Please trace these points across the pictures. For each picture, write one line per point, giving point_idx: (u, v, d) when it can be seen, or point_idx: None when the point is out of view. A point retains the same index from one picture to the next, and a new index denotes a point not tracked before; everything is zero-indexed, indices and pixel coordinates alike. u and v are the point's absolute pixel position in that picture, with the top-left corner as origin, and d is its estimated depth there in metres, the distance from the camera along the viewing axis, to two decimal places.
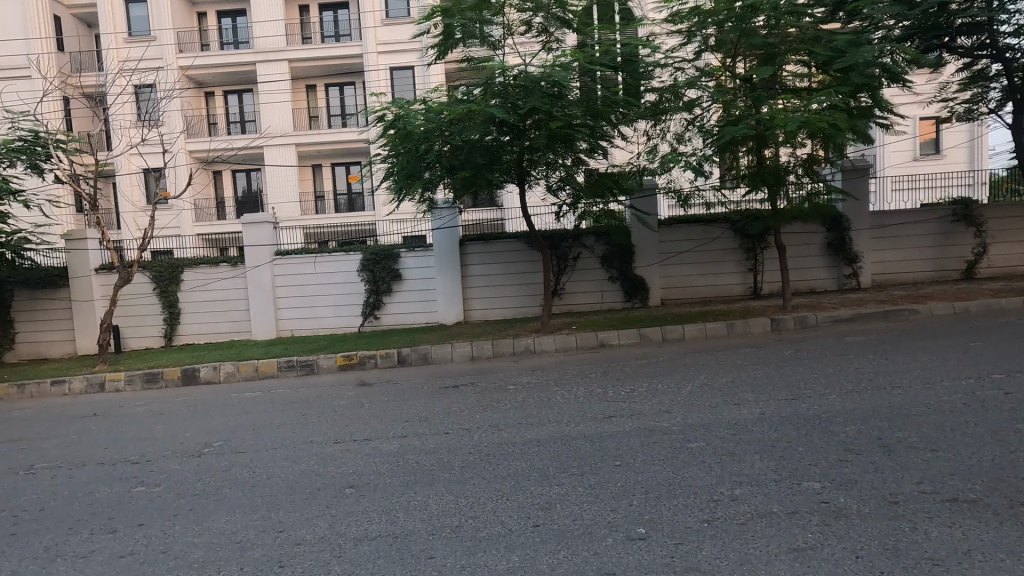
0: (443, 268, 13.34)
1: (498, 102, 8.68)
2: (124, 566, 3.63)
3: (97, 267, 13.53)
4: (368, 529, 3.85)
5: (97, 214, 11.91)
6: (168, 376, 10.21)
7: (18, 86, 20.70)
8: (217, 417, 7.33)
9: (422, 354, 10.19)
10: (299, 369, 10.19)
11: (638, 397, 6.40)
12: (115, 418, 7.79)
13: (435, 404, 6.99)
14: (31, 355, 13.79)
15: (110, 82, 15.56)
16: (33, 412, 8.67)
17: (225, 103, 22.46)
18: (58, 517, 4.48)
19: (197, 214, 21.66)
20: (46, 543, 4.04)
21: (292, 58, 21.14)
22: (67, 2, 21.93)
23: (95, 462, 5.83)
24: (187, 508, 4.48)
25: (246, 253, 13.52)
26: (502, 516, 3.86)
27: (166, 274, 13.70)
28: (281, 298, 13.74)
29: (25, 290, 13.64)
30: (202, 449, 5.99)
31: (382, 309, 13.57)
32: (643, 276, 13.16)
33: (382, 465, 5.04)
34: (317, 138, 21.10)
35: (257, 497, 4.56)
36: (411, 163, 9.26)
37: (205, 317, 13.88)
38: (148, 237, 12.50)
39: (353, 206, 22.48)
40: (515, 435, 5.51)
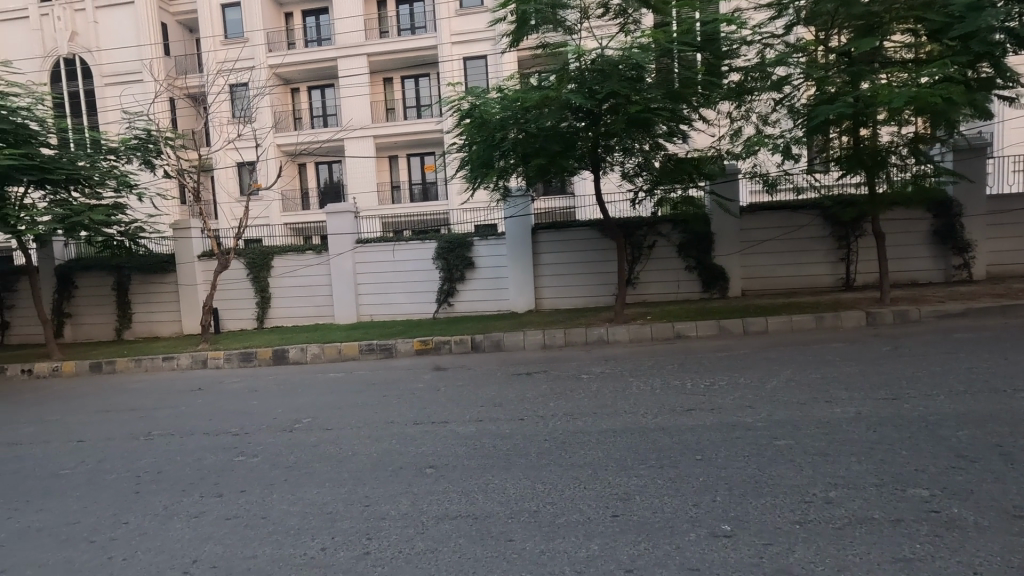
0: (515, 257, 13.42)
1: (574, 88, 8.57)
2: (229, 528, 3.94)
3: (200, 254, 14.71)
4: (449, 508, 3.97)
5: (200, 205, 12.92)
6: (261, 356, 10.97)
7: (132, 89, 22.79)
8: (305, 395, 7.80)
9: (495, 342, 10.34)
10: (379, 352, 10.65)
11: (718, 390, 6.17)
12: (216, 393, 8.48)
13: (508, 391, 7.06)
14: (144, 333, 15.25)
15: (210, 82, 16.81)
16: (147, 384, 9.62)
17: (309, 98, 23.60)
18: (171, 480, 4.95)
19: (284, 204, 22.99)
20: (164, 502, 4.48)
21: (370, 53, 21.90)
22: (172, 10, 23.80)
23: (202, 432, 6.39)
24: (282, 478, 4.80)
25: (330, 240, 14.19)
26: (580, 504, 3.85)
27: (258, 261, 14.66)
28: (361, 284, 14.35)
29: (140, 274, 15.10)
30: (293, 425, 6.39)
31: (455, 296, 13.86)
32: (723, 266, 12.61)
33: (459, 448, 5.15)
34: (394, 130, 21.75)
35: (343, 472, 4.81)
36: (486, 152, 9.34)
37: (293, 302, 14.75)
38: (243, 226, 13.40)
39: (426, 196, 23.07)
40: (589, 424, 5.47)
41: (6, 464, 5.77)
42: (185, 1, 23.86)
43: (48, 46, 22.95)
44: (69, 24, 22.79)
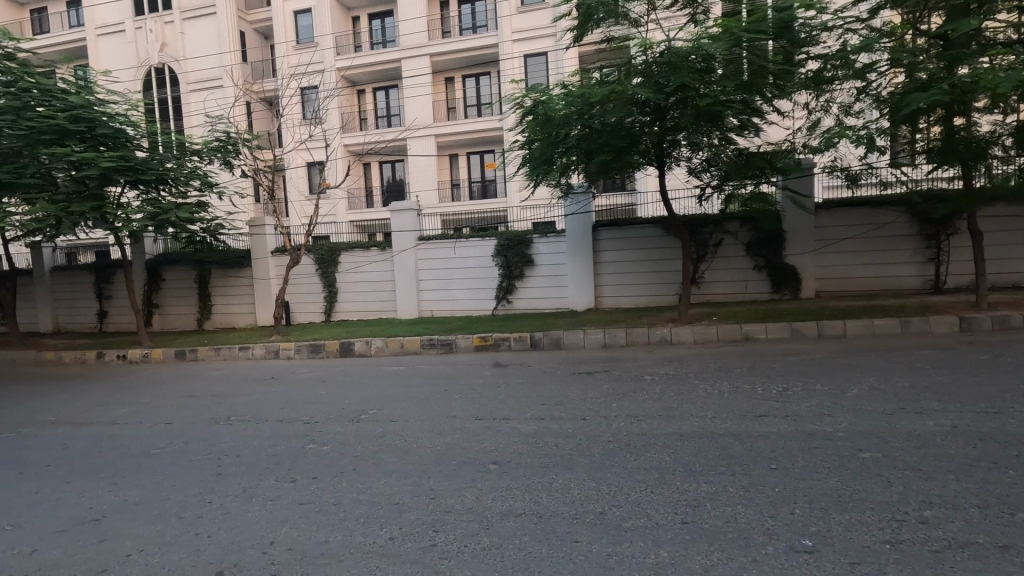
0: (575, 255, 13.31)
1: (641, 81, 8.36)
2: (303, 513, 4.11)
3: (273, 249, 15.48)
4: (513, 505, 3.97)
5: (274, 203, 13.59)
6: (329, 348, 11.42)
7: (213, 95, 24.26)
8: (370, 387, 8.03)
9: (555, 340, 10.28)
10: (440, 347, 10.82)
11: (792, 396, 5.86)
12: (289, 382, 8.92)
13: (569, 390, 7.01)
14: (223, 324, 16.22)
15: (284, 86, 17.62)
16: (227, 372, 10.25)
17: (374, 99, 24.33)
18: (249, 463, 5.23)
19: (350, 202, 23.84)
20: (243, 484, 4.73)
21: (433, 53, 22.28)
22: (250, 18, 25.14)
23: (275, 419, 6.71)
24: (350, 467, 4.96)
25: (394, 237, 14.57)
26: (648, 508, 3.75)
27: (326, 256, 15.25)
28: (422, 281, 14.65)
29: (219, 268, 16.05)
30: (359, 415, 6.60)
31: (514, 293, 13.91)
32: (795, 265, 11.99)
33: (521, 446, 5.13)
34: (455, 128, 22.06)
35: (409, 464, 4.91)
36: (548, 149, 9.27)
37: (358, 296, 15.26)
38: (313, 223, 13.98)
39: (486, 194, 23.29)
40: (654, 427, 5.32)
41: (106, 441, 6.28)
42: (261, 9, 25.13)
43: (141, 57, 24.80)
44: (159, 35, 24.52)
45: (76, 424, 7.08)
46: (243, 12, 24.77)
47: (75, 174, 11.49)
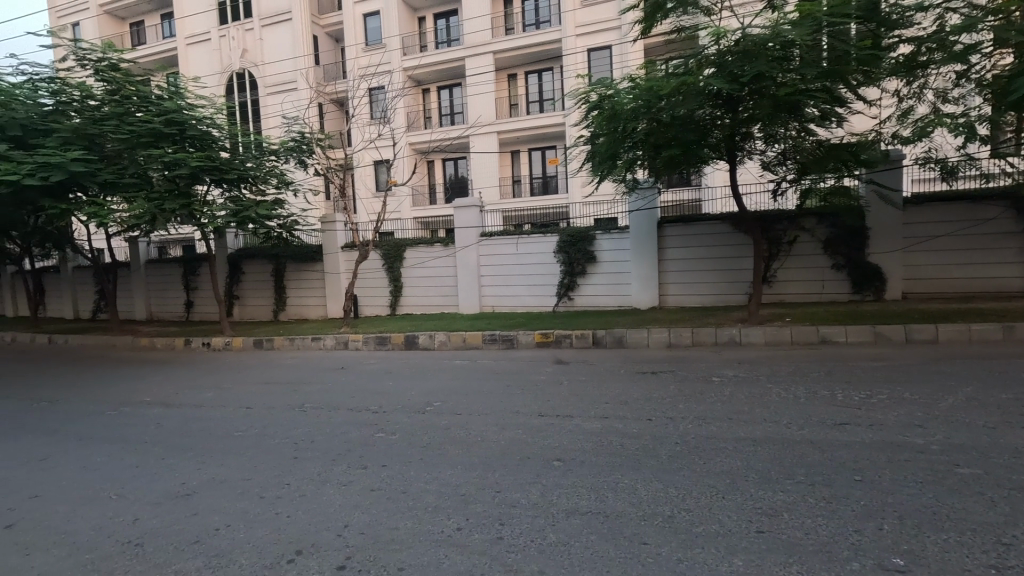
0: (639, 252, 13.04)
1: (714, 72, 8.07)
2: (375, 499, 4.26)
3: (342, 245, 16.13)
4: (578, 503, 3.94)
5: (344, 200, 14.15)
6: (394, 341, 11.77)
7: (288, 97, 25.51)
8: (435, 380, 8.22)
9: (618, 338, 10.13)
10: (501, 342, 10.91)
11: (878, 404, 5.50)
12: (357, 372, 9.27)
13: (633, 389, 6.87)
14: (295, 315, 17.07)
15: (354, 87, 18.28)
16: (300, 361, 10.79)
17: (438, 98, 24.76)
18: (322, 449, 5.47)
19: (414, 199, 24.42)
20: (318, 469, 4.96)
21: (496, 51, 22.42)
22: (323, 23, 26.21)
23: (346, 408, 6.99)
24: (418, 457, 5.10)
25: (457, 233, 14.80)
26: (720, 514, 3.62)
27: (391, 252, 15.71)
28: (484, 277, 14.81)
29: (292, 262, 16.88)
30: (425, 407, 6.76)
31: (576, 290, 13.83)
32: (879, 265, 11.22)
33: (585, 444, 5.08)
34: (517, 125, 22.13)
35: (474, 457, 4.97)
36: (613, 145, 9.12)
37: (422, 291, 15.62)
38: (381, 219, 14.44)
39: (547, 189, 23.15)
40: (724, 430, 5.13)
41: (194, 422, 6.75)
42: (333, 13, 26.14)
43: (225, 63, 26.44)
44: (241, 42, 26.05)
45: (170, 405, 7.67)
46: (316, 17, 25.86)
47: (167, 173, 12.41)
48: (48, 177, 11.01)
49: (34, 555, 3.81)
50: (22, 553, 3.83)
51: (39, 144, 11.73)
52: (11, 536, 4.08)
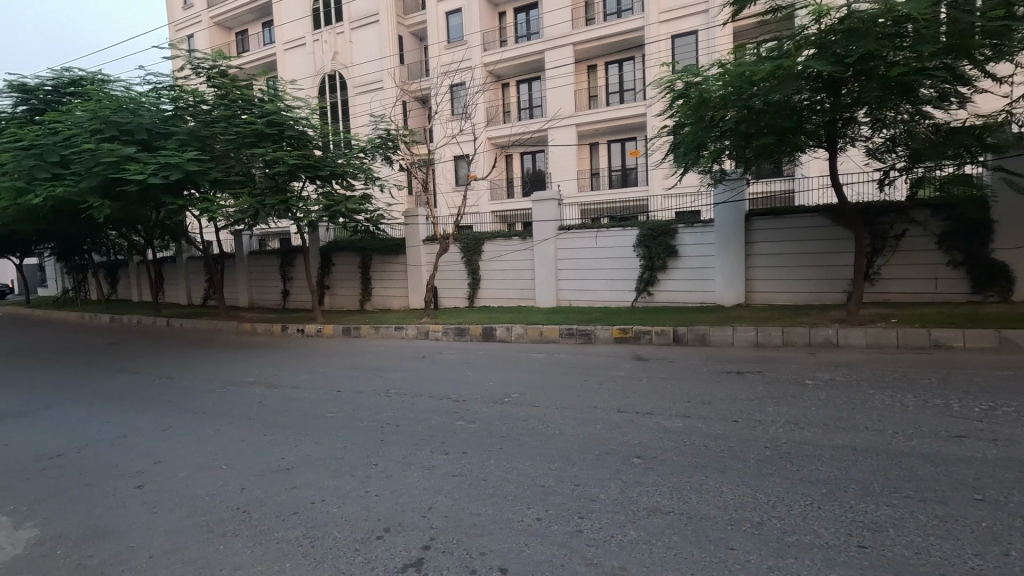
0: (724, 246, 12.50)
1: (815, 53, 7.53)
2: (457, 484, 4.40)
3: (424, 238, 16.67)
4: (660, 502, 3.85)
5: (427, 195, 14.60)
6: (473, 332, 12.04)
7: (375, 96, 26.63)
8: (511, 372, 8.34)
9: (700, 336, 9.79)
10: (578, 337, 10.87)
11: (1003, 418, 4.94)
12: (438, 361, 9.59)
13: (716, 389, 6.60)
14: (380, 305, 17.87)
15: (437, 84, 18.77)
16: (385, 349, 11.31)
17: (517, 91, 24.80)
18: (406, 434, 5.71)
19: (492, 193, 24.76)
20: (403, 452, 5.18)
21: (576, 42, 22.16)
22: (408, 23, 27.07)
23: (428, 395, 7.24)
24: (497, 446, 5.19)
25: (535, 227, 14.84)
26: (815, 524, 3.41)
27: (471, 245, 16.02)
28: (562, 271, 14.77)
29: (377, 255, 17.67)
30: (503, 398, 6.88)
31: (656, 285, 13.48)
32: (1006, 262, 10.04)
33: (667, 443, 4.96)
34: (596, 117, 21.85)
35: (552, 449, 5.00)
36: (699, 134, 8.77)
37: (499, 284, 15.82)
38: (461, 213, 14.74)
39: (626, 182, 22.86)
40: (821, 437, 4.82)
41: (292, 402, 7.27)
42: (417, 13, 26.91)
43: (318, 66, 28.01)
44: (333, 45, 27.47)
45: (271, 385, 8.31)
46: (401, 17, 26.75)
47: (268, 171, 13.38)
48: (168, 176, 12.22)
49: (159, 513, 4.27)
50: (150, 511, 4.31)
51: (161, 146, 13.03)
52: (140, 496, 4.60)
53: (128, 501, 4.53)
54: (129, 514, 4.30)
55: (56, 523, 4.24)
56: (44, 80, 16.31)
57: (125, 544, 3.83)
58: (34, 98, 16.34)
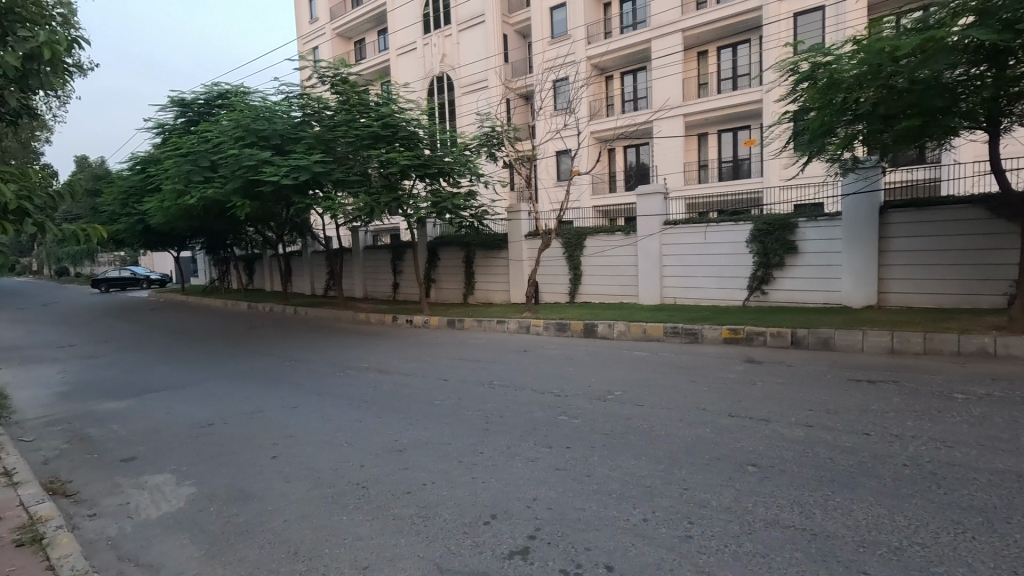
0: (852, 242, 11.39)
1: (975, 20, 6.58)
2: (560, 477, 4.42)
3: (526, 233, 16.87)
4: (779, 515, 3.60)
5: (530, 190, 14.76)
6: (574, 328, 11.99)
7: (480, 96, 27.33)
8: (614, 369, 8.20)
9: (823, 339, 9.00)
10: (684, 336, 10.44)
11: None
12: (539, 355, 9.68)
13: (843, 397, 6.04)
14: (482, 299, 18.37)
15: (541, 80, 18.86)
16: (488, 341, 11.63)
17: (621, 83, 24.21)
18: (510, 425, 5.82)
19: (594, 188, 24.44)
20: (506, 442, 5.29)
21: (686, 28, 21.22)
22: (512, 21, 27.43)
23: (530, 388, 7.34)
24: (601, 443, 5.14)
25: (639, 222, 14.45)
26: (968, 556, 3.01)
27: (572, 241, 15.94)
28: (666, 267, 14.26)
29: (480, 250, 18.16)
30: (605, 395, 6.79)
31: (771, 283, 12.62)
32: None
33: (786, 452, 4.62)
34: (707, 105, 20.87)
35: (658, 450, 4.86)
36: (827, 119, 8.01)
37: (600, 280, 15.61)
38: (563, 208, 14.70)
39: (738, 174, 21.74)
40: (974, 458, 4.25)
41: (402, 388, 7.71)
42: (522, 10, 27.18)
43: (428, 69, 29.28)
44: (441, 48, 28.55)
45: (384, 371, 8.87)
46: (506, 16, 27.16)
47: (383, 170, 14.23)
48: (297, 177, 13.43)
49: (291, 482, 4.72)
50: (282, 480, 4.77)
51: (291, 150, 14.33)
52: (276, 465, 5.12)
53: (265, 469, 5.06)
54: (267, 480, 4.80)
55: (209, 484, 4.84)
56: (197, 95, 18.52)
57: (264, 507, 4.28)
58: (189, 111, 18.64)
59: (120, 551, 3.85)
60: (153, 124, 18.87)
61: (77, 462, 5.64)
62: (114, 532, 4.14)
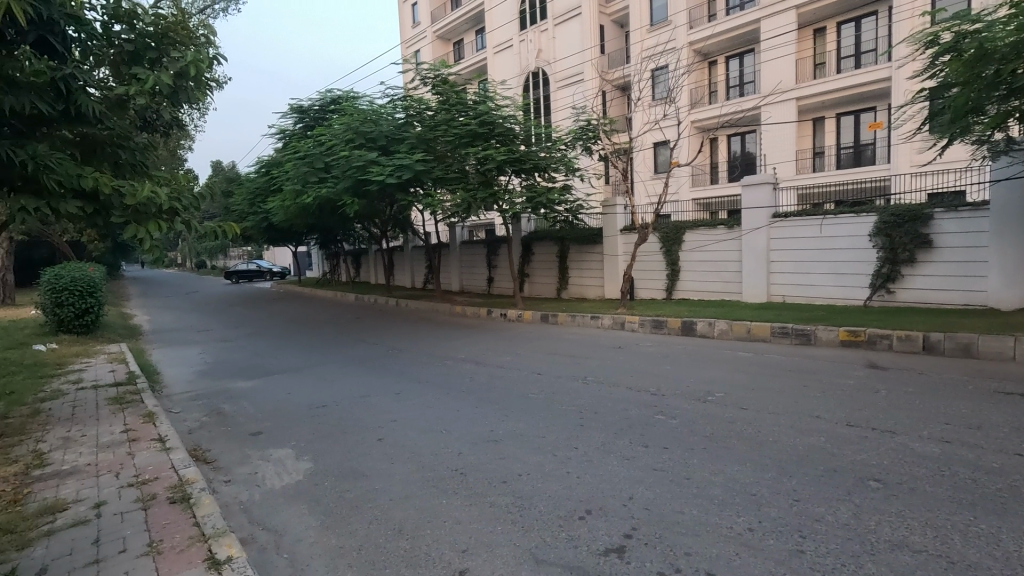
0: (1003, 235, 9.99)
1: None
2: (657, 478, 4.29)
3: (622, 228, 16.53)
4: (907, 537, 3.26)
5: (627, 183, 14.40)
6: (671, 325, 11.60)
7: (575, 89, 27.11)
8: (716, 369, 7.80)
9: (963, 345, 8.00)
10: (795, 337, 9.72)
11: None
12: (634, 353, 9.47)
13: (988, 412, 5.33)
14: (576, 294, 18.28)
15: (639, 70, 18.31)
16: (582, 337, 11.57)
17: (726, 68, 22.89)
18: (605, 421, 5.75)
19: (694, 180, 23.38)
20: (600, 439, 5.24)
21: (801, 4, 19.65)
22: (609, 11, 26.88)
23: (625, 386, 7.19)
24: (702, 445, 4.93)
25: (745, 214, 13.62)
26: None
27: (670, 235, 15.37)
28: (774, 262, 13.33)
29: (574, 245, 18.06)
30: (706, 396, 6.49)
31: (898, 281, 11.41)
32: None
33: (915, 468, 4.17)
34: (824, 87, 19.24)
35: (765, 457, 4.57)
36: (973, 96, 7.09)
37: (700, 275, 14.92)
38: (662, 201, 14.19)
39: (860, 160, 19.87)
40: None
41: (498, 380, 7.88)
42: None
43: (523, 65, 29.52)
44: (537, 43, 28.63)
45: (480, 363, 9.12)
46: (603, 7, 26.67)
47: (480, 167, 14.55)
48: (401, 176, 14.14)
49: (396, 464, 5.01)
50: (388, 462, 5.07)
51: (395, 150, 15.11)
52: (381, 447, 5.45)
53: (372, 450, 5.41)
54: (375, 460, 5.13)
55: (324, 460, 5.25)
56: (314, 101, 20.07)
57: (372, 486, 4.57)
58: (306, 117, 20.24)
59: (250, 515, 4.30)
60: (276, 130, 20.72)
61: (215, 433, 6.37)
62: (245, 497, 4.62)
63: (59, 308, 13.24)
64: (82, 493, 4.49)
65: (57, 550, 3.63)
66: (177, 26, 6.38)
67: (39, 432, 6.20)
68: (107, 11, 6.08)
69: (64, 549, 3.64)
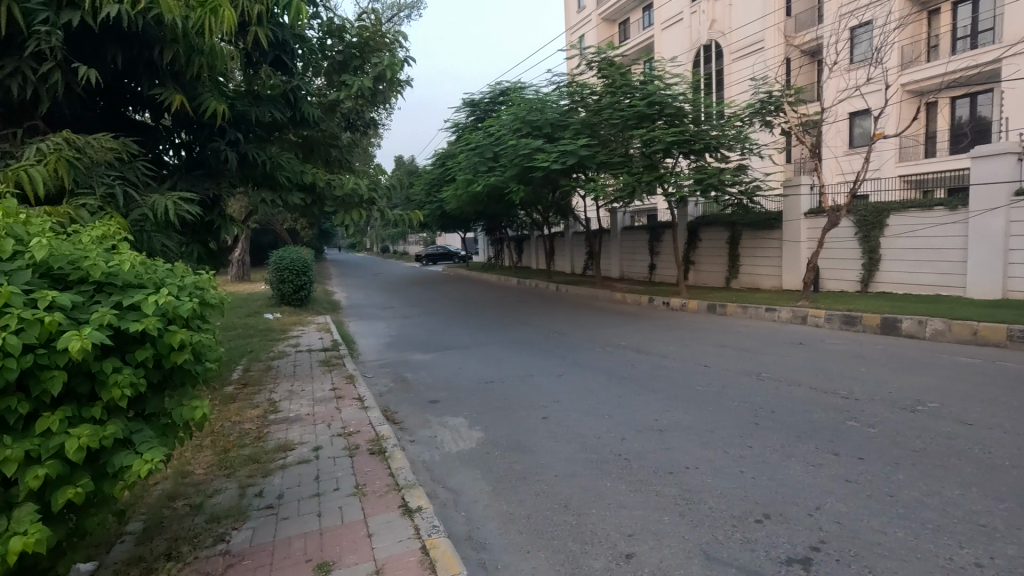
0: None
1: None
2: (851, 491, 3.82)
3: (807, 211, 14.78)
4: None
5: (815, 160, 12.79)
6: (867, 322, 10.13)
7: (753, 59, 24.76)
8: (928, 375, 6.63)
9: None
10: None
11: None
12: (820, 350, 8.48)
13: None
14: (748, 284, 16.85)
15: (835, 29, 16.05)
16: (755, 330, 10.67)
17: (952, 16, 19.00)
18: (785, 423, 5.24)
19: (901, 153, 19.95)
20: (779, 441, 4.80)
21: None
22: None
23: (809, 386, 6.48)
24: (910, 461, 4.26)
25: (973, 192, 11.32)
26: None
27: (869, 218, 13.35)
28: (1013, 251, 10.88)
29: (748, 230, 16.62)
30: (914, 405, 5.57)
31: None
32: None
33: None
34: None
35: (999, 483, 3.80)
36: None
37: (908, 265, 12.76)
38: (861, 179, 12.36)
39: None
40: None
41: (662, 370, 7.65)
42: None
43: (693, 39, 27.77)
44: (710, 12, 26.66)
45: (642, 351, 8.93)
46: None
47: (645, 149, 14.06)
48: (565, 162, 14.33)
49: (560, 442, 5.15)
50: (552, 439, 5.24)
51: (560, 137, 15.33)
52: (546, 426, 5.64)
53: (538, 427, 5.62)
54: (540, 437, 5.33)
55: (494, 432, 5.60)
56: (485, 94, 21.18)
57: (538, 461, 4.77)
58: (477, 109, 21.46)
59: (432, 473, 4.77)
60: (450, 124, 22.29)
61: (400, 398, 7.16)
62: (428, 457, 5.15)
63: (282, 285, 15.94)
64: (305, 437, 5.40)
65: (290, 480, 4.42)
66: (376, 35, 7.24)
67: (272, 384, 7.56)
68: (323, 29, 7.09)
69: (295, 480, 4.42)
